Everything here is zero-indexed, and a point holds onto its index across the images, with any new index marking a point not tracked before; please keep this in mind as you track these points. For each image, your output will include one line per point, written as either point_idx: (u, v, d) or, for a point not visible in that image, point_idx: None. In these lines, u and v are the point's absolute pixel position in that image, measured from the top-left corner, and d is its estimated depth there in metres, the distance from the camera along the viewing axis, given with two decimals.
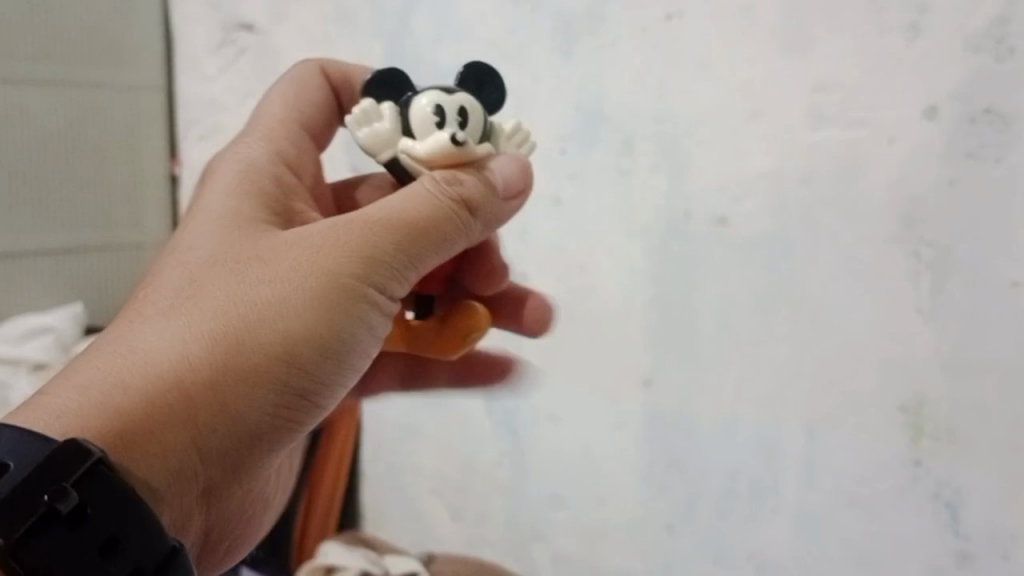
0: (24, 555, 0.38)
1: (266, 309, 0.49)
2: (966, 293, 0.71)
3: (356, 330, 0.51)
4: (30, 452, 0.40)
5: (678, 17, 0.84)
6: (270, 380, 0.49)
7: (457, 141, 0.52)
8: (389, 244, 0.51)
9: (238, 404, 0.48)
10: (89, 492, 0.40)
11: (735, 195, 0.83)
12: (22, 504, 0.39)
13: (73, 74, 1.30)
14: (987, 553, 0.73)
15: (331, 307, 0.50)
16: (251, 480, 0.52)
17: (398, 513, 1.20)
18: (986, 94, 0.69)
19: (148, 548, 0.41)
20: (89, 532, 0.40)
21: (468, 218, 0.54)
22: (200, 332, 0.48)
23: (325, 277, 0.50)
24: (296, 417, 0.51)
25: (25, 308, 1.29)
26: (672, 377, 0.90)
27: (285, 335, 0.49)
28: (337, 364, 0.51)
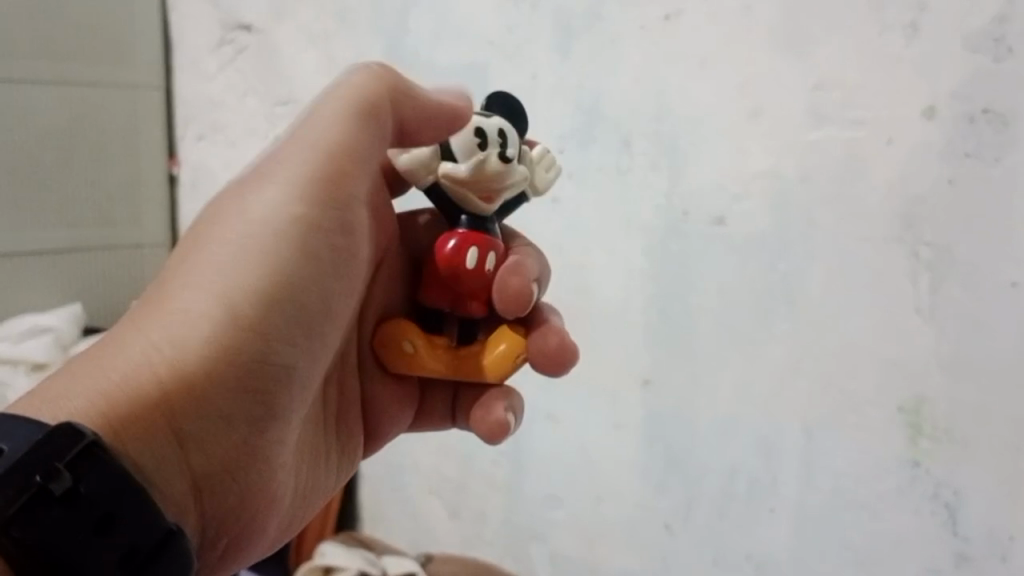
0: (16, 536, 0.35)
1: (217, 271, 0.49)
2: (964, 293, 0.71)
3: (313, 271, 0.51)
4: (19, 434, 0.38)
5: (677, 16, 0.84)
6: (232, 344, 0.48)
7: (505, 158, 0.54)
8: (324, 169, 0.52)
9: (205, 374, 0.47)
10: (82, 472, 0.37)
11: (734, 195, 0.83)
12: (16, 483, 0.36)
13: (73, 72, 1.29)
14: (986, 553, 0.73)
15: (283, 250, 0.50)
16: (247, 472, 0.50)
17: (395, 513, 1.20)
18: (986, 94, 0.69)
19: (145, 527, 0.39)
20: (83, 511, 0.37)
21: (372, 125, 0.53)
22: (159, 313, 0.47)
23: (270, 222, 0.51)
24: (268, 386, 0.50)
25: (24, 307, 1.28)
26: (671, 377, 0.90)
27: (242, 292, 0.49)
28: (302, 328, 0.51)
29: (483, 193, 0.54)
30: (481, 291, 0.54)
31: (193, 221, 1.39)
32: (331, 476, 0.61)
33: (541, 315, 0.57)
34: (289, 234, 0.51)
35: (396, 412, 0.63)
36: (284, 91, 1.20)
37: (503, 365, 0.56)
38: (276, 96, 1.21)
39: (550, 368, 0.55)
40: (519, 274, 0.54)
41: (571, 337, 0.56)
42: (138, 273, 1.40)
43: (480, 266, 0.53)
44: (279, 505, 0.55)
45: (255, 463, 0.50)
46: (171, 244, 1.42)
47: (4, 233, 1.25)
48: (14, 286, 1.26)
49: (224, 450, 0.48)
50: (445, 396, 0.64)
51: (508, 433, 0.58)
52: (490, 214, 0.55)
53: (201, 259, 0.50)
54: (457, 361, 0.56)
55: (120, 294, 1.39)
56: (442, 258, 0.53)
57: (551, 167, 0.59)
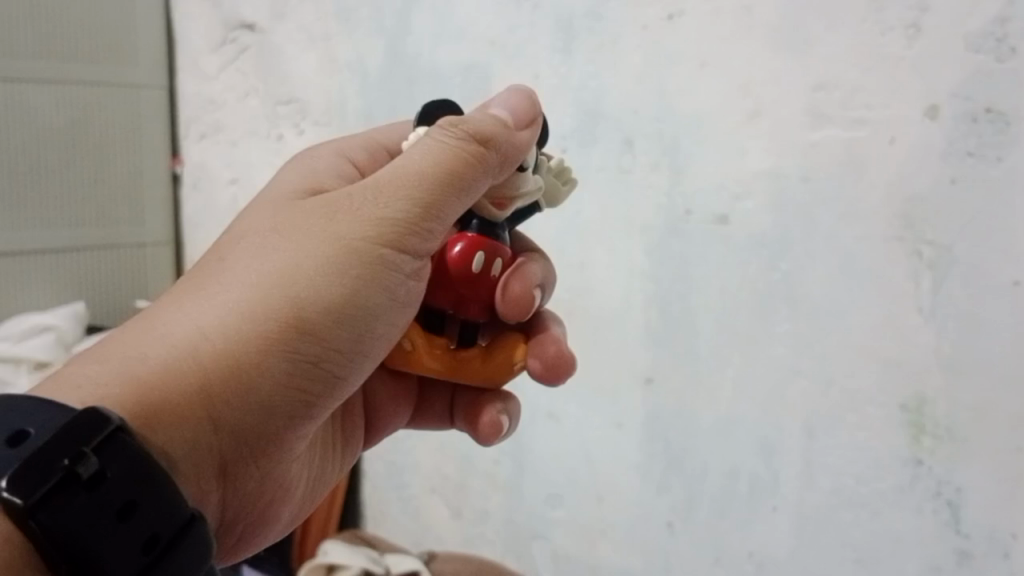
0: (42, 519, 0.36)
1: (286, 276, 0.49)
2: (965, 292, 0.71)
3: (380, 296, 0.52)
4: (48, 420, 0.39)
5: (678, 17, 0.84)
6: (288, 350, 0.49)
7: (521, 165, 0.55)
8: (411, 194, 0.51)
9: (254, 375, 0.48)
10: (108, 457, 0.38)
11: (735, 194, 0.83)
12: (42, 467, 0.36)
13: (76, 72, 1.29)
14: (988, 552, 0.73)
15: (351, 272, 0.50)
16: (269, 457, 0.53)
17: (397, 512, 1.20)
18: (987, 94, 0.69)
19: (166, 516, 0.40)
20: (107, 497, 0.38)
21: (461, 186, 0.51)
22: (221, 303, 0.48)
23: (346, 240, 0.50)
24: (313, 390, 0.51)
25: (29, 305, 1.28)
26: (671, 376, 0.90)
27: (304, 299, 0.49)
28: (354, 336, 0.52)
29: (498, 199, 0.55)
30: (482, 294, 0.54)
31: (196, 221, 1.39)
32: (338, 470, 0.64)
33: (541, 325, 0.60)
34: (362, 260, 0.50)
35: (394, 408, 0.66)
36: (285, 91, 1.20)
37: (502, 370, 0.58)
38: (277, 95, 1.21)
39: (548, 377, 0.58)
40: (525, 281, 0.55)
41: (569, 348, 0.60)
42: (140, 272, 1.40)
43: (484, 269, 0.53)
44: (288, 484, 0.57)
45: (281, 449, 0.53)
46: (174, 242, 1.42)
47: (9, 231, 1.25)
48: (16, 286, 1.26)
49: (253, 441, 0.50)
50: (443, 398, 0.67)
51: (502, 435, 0.62)
52: (501, 220, 0.56)
53: (275, 258, 0.50)
54: (454, 361, 0.57)
55: (123, 293, 1.39)
56: (446, 259, 0.53)
57: (566, 180, 0.60)
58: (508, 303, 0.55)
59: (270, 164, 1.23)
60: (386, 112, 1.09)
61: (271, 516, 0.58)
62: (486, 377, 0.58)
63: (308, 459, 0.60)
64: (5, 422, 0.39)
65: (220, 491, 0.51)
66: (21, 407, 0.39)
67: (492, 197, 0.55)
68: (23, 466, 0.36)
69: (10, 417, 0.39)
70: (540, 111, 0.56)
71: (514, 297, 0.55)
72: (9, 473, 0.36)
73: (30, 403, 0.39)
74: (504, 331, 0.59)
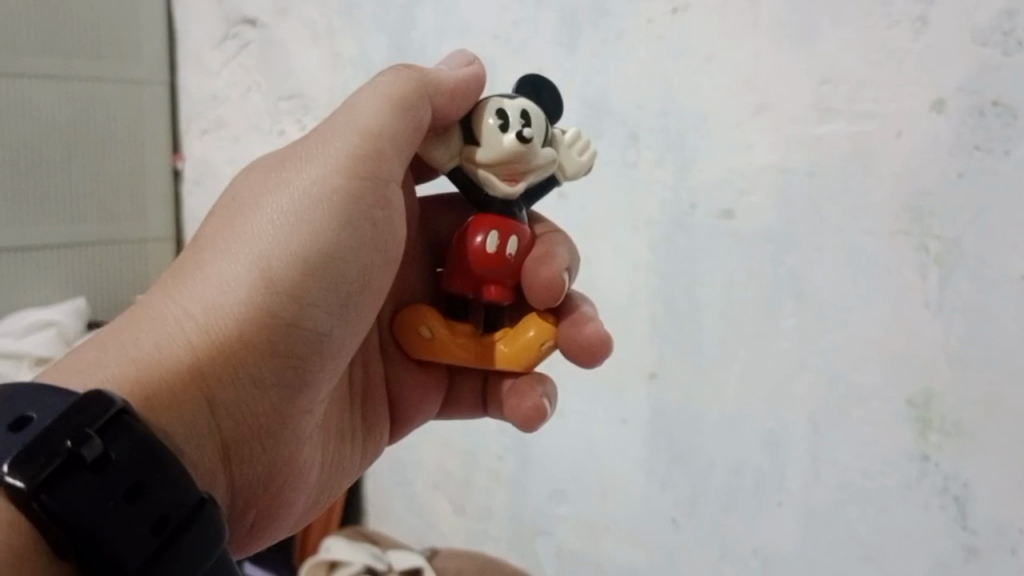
0: (47, 501, 0.35)
1: (252, 243, 0.51)
2: (973, 286, 0.71)
3: (351, 242, 0.53)
4: (52, 404, 0.38)
5: (683, 10, 0.84)
6: (266, 313, 0.50)
7: (524, 138, 0.54)
8: (368, 125, 0.53)
9: (237, 343, 0.49)
10: (113, 439, 0.38)
11: (741, 188, 0.83)
12: (45, 450, 0.36)
13: (76, 67, 1.29)
14: (996, 548, 0.73)
15: (320, 223, 0.52)
16: (272, 437, 0.53)
17: (400, 510, 1.20)
18: (995, 86, 0.68)
19: (175, 498, 0.39)
20: (114, 479, 0.37)
21: (417, 104, 0.54)
22: (197, 279, 0.49)
23: (308, 191, 0.52)
24: (300, 355, 0.52)
25: (31, 302, 1.28)
26: (677, 372, 0.90)
27: (282, 259, 0.50)
28: (338, 295, 0.53)
29: (506, 174, 0.55)
30: (504, 277, 0.56)
31: (198, 217, 1.39)
32: (358, 460, 0.64)
33: (575, 308, 0.59)
34: (327, 206, 0.52)
35: (424, 395, 0.66)
36: (287, 87, 1.20)
37: (531, 352, 0.58)
38: (279, 91, 1.21)
39: (585, 358, 0.58)
40: (553, 265, 0.56)
41: (604, 329, 0.59)
42: (142, 268, 1.40)
43: (499, 250, 0.55)
44: (302, 473, 0.57)
45: (284, 427, 0.53)
46: (175, 238, 1.42)
47: (9, 228, 1.24)
48: (17, 281, 1.25)
49: (253, 415, 0.51)
50: (474, 384, 0.67)
51: (544, 419, 0.61)
52: (514, 197, 0.57)
53: (243, 230, 0.51)
54: (480, 347, 0.58)
55: (124, 290, 1.39)
56: (461, 245, 0.56)
57: (585, 151, 0.60)
58: (532, 287, 0.56)
59: None
60: None
61: (288, 506, 0.57)
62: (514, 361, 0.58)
63: (323, 445, 0.60)
64: (7, 406, 0.38)
65: (230, 476, 0.51)
66: (24, 393, 0.39)
67: (501, 174, 0.55)
68: (26, 449, 0.36)
69: (12, 402, 0.38)
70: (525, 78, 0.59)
71: (540, 280, 0.56)
72: (11, 458, 0.36)
73: (33, 389, 0.39)
74: (534, 314, 0.59)
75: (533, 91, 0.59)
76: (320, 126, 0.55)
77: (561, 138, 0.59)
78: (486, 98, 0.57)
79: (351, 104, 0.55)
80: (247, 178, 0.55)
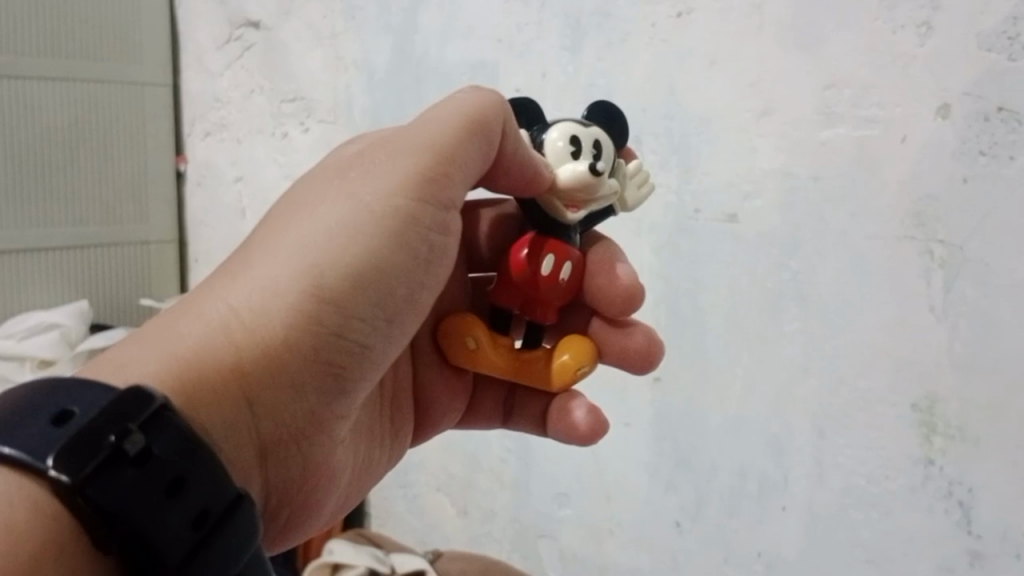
0: (90, 495, 0.35)
1: (304, 247, 0.49)
2: (977, 291, 0.71)
3: (403, 258, 0.51)
4: (92, 400, 0.38)
5: (687, 15, 0.84)
6: (313, 321, 0.49)
7: (596, 170, 0.55)
8: (435, 147, 0.52)
9: (283, 347, 0.48)
10: (154, 434, 0.38)
11: (746, 193, 0.83)
12: (89, 444, 0.36)
13: (79, 70, 1.29)
14: (1000, 553, 0.72)
15: (375, 237, 0.50)
16: (309, 440, 0.52)
17: (405, 511, 1.21)
18: (1000, 92, 0.68)
19: (212, 493, 0.39)
20: (155, 472, 0.37)
21: (489, 134, 0.54)
22: (246, 281, 0.49)
23: (367, 205, 0.51)
24: (342, 363, 0.51)
25: (35, 304, 1.28)
26: (681, 375, 0.90)
27: (334, 270, 0.49)
28: (386, 309, 0.52)
29: (567, 201, 0.57)
30: (559, 295, 0.58)
31: (200, 219, 1.39)
32: (385, 460, 0.64)
33: (628, 321, 0.61)
34: (380, 219, 0.50)
35: (450, 403, 0.67)
36: (291, 88, 1.20)
37: (567, 376, 0.59)
38: (283, 93, 1.21)
39: (640, 369, 0.61)
40: (628, 289, 0.59)
41: (658, 344, 0.62)
42: (146, 271, 1.40)
43: (554, 273, 0.57)
44: (334, 475, 0.57)
45: (319, 429, 0.52)
46: (179, 240, 1.42)
47: (9, 230, 1.24)
48: (18, 283, 1.26)
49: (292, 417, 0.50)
50: (497, 396, 0.69)
51: (601, 436, 0.62)
52: (572, 222, 0.58)
53: (291, 237, 0.50)
54: (519, 362, 0.60)
55: (127, 291, 1.39)
56: (521, 265, 0.56)
57: (644, 184, 0.61)
58: (597, 296, 0.59)
59: (275, 163, 1.23)
60: (392, 111, 1.09)
61: (320, 505, 0.57)
62: (555, 378, 0.59)
63: (354, 446, 0.60)
64: (48, 401, 0.38)
65: (265, 475, 0.51)
66: (63, 389, 0.39)
67: (565, 202, 0.57)
68: (68, 445, 0.36)
69: (50, 399, 0.38)
70: (602, 113, 0.60)
71: (600, 288, 0.59)
72: (55, 452, 0.36)
73: (74, 385, 0.39)
74: (576, 337, 0.60)
75: (604, 120, 0.60)
76: (390, 135, 0.54)
77: (625, 169, 0.60)
78: (557, 122, 0.58)
79: (423, 119, 0.54)
80: (310, 184, 0.54)
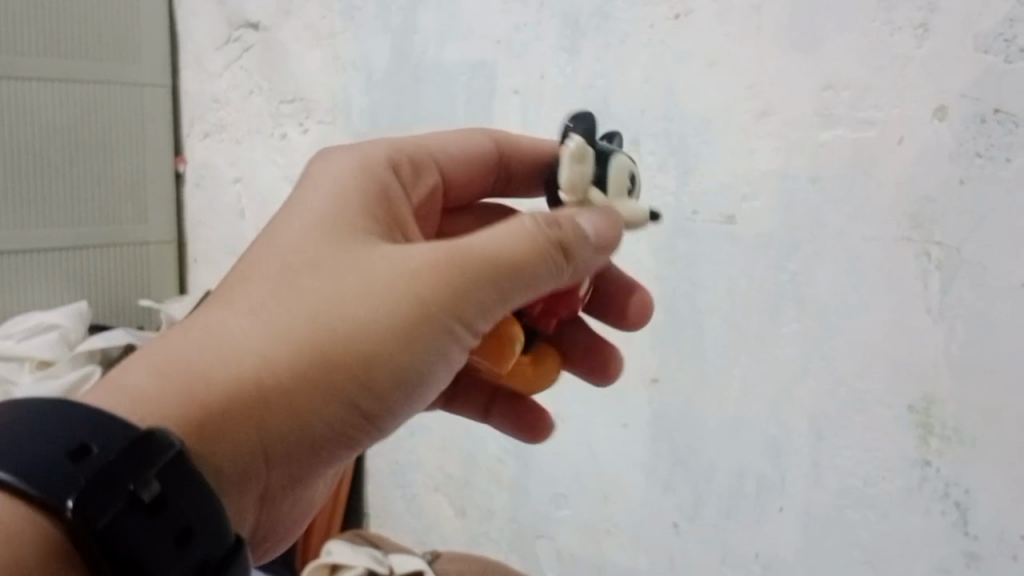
0: (105, 542, 0.37)
1: (346, 330, 0.48)
2: (974, 293, 0.71)
3: (441, 352, 0.51)
4: (111, 437, 0.39)
5: (686, 16, 0.84)
6: (342, 402, 0.49)
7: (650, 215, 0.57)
8: (513, 251, 0.50)
9: (308, 424, 0.48)
10: (168, 481, 0.39)
11: (744, 194, 0.83)
12: (109, 490, 0.37)
13: (79, 71, 1.29)
14: (997, 555, 0.72)
15: (421, 334, 0.49)
16: (308, 485, 0.53)
17: (403, 511, 1.21)
18: (997, 94, 0.68)
19: (216, 542, 0.41)
20: (166, 521, 0.39)
21: (563, 260, 0.51)
22: (283, 343, 0.47)
23: (421, 300, 0.49)
24: (359, 436, 0.51)
25: (34, 304, 1.29)
26: (677, 376, 0.91)
27: (372, 360, 0.48)
28: (414, 392, 0.51)
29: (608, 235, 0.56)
30: (568, 311, 0.59)
31: (199, 219, 1.39)
32: None
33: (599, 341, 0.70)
34: (430, 317, 0.49)
35: None
36: (290, 89, 1.20)
37: (545, 383, 0.61)
38: (282, 93, 1.21)
39: (594, 380, 0.70)
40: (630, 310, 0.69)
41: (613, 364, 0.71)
42: (145, 271, 1.40)
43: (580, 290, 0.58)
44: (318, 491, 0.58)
45: (321, 479, 0.53)
46: (178, 240, 1.42)
47: (8, 230, 1.25)
48: (17, 284, 1.26)
49: (299, 478, 0.51)
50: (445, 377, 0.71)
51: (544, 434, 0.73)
52: None
53: (337, 313, 0.48)
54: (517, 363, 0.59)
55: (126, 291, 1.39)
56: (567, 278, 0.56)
57: None
58: (612, 307, 0.69)
59: (274, 163, 1.23)
60: (392, 111, 1.09)
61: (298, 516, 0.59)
62: (532, 388, 0.61)
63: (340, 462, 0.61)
64: (66, 431, 0.39)
65: (260, 512, 0.52)
66: (81, 419, 0.39)
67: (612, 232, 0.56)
68: (88, 487, 0.37)
69: (69, 428, 0.39)
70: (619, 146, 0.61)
71: (619, 301, 0.69)
72: (75, 492, 0.37)
73: (93, 417, 0.40)
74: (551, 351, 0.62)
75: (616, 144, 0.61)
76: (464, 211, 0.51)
77: None
78: (614, 149, 0.56)
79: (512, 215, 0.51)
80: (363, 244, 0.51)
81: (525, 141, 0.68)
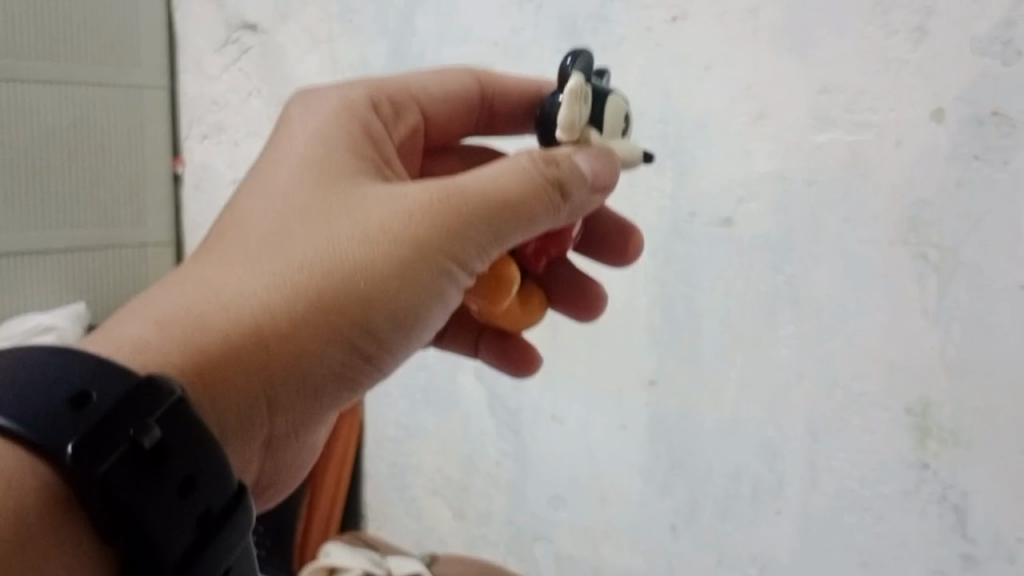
0: (106, 489, 0.36)
1: (344, 269, 0.49)
2: (972, 295, 0.71)
3: (437, 289, 0.51)
4: (110, 385, 0.38)
5: (682, 19, 0.84)
6: (341, 342, 0.49)
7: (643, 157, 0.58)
8: (505, 191, 0.50)
9: (311, 365, 0.49)
10: (169, 428, 0.38)
11: (741, 197, 0.83)
12: (107, 438, 0.36)
13: (76, 73, 1.29)
14: (993, 558, 0.73)
15: (418, 273, 0.50)
16: (312, 433, 0.54)
17: (400, 513, 1.21)
18: (994, 96, 0.68)
19: (220, 489, 0.40)
20: (169, 468, 0.38)
21: (559, 200, 0.52)
22: (281, 284, 0.48)
23: (416, 237, 0.50)
24: (359, 376, 0.52)
25: (33, 305, 1.30)
26: (674, 379, 0.91)
27: (370, 298, 0.49)
28: (410, 329, 0.52)
29: None
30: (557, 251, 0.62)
31: (196, 221, 1.39)
32: None
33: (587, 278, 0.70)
34: (426, 254, 0.50)
35: None
36: (287, 91, 1.20)
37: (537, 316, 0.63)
38: (280, 96, 1.21)
39: (584, 317, 0.71)
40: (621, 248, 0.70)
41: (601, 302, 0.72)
42: (143, 272, 1.40)
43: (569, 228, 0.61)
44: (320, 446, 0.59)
45: (323, 424, 0.54)
46: (176, 242, 1.42)
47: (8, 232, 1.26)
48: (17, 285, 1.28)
49: (303, 422, 0.51)
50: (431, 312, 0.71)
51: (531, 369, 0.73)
52: None
53: (333, 253, 0.49)
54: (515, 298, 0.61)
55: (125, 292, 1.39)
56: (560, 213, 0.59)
57: None
58: (606, 249, 0.70)
59: None
60: None
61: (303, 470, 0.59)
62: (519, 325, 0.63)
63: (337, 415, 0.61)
64: (62, 378, 0.37)
65: (263, 462, 0.53)
66: (78, 367, 0.38)
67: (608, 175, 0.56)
68: (86, 436, 0.36)
69: (66, 375, 0.38)
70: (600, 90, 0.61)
71: (613, 243, 0.70)
72: (74, 439, 0.36)
73: (88, 367, 0.38)
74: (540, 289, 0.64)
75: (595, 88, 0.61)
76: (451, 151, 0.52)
77: None
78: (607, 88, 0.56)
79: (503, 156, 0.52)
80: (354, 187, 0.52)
81: (508, 78, 0.68)
